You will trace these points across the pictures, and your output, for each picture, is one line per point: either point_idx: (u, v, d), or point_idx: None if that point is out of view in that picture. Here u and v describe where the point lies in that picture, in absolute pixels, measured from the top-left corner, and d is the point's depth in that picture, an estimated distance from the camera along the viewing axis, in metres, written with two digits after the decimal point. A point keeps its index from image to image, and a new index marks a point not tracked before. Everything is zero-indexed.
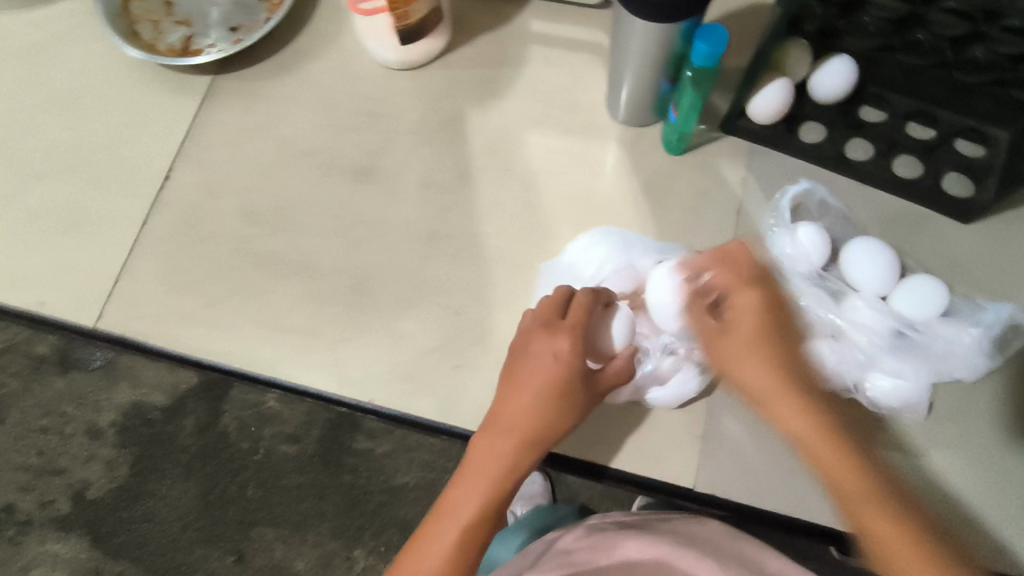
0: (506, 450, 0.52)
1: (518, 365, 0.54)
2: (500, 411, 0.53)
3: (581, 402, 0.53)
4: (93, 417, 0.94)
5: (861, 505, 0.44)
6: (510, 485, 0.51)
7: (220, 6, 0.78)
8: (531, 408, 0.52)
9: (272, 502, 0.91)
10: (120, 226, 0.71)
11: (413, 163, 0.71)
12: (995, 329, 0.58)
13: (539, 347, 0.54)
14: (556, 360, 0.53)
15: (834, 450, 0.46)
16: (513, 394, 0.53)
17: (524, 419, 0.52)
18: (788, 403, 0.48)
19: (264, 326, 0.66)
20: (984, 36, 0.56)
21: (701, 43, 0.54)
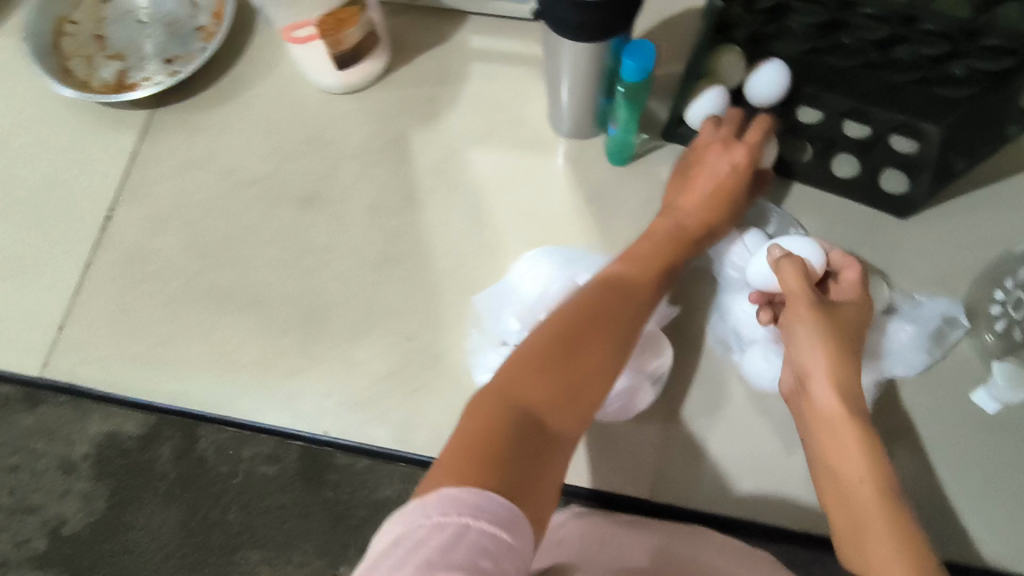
0: (680, 236, 0.59)
1: (695, 172, 0.62)
2: (683, 207, 0.61)
3: (739, 210, 0.62)
4: (67, 452, 0.79)
5: (876, 538, 0.45)
6: (679, 256, 0.59)
7: (155, 37, 0.77)
8: (706, 206, 0.60)
9: (255, 525, 0.75)
10: (62, 270, 0.69)
11: (359, 188, 0.71)
12: (932, 323, 0.60)
13: (731, 155, 0.61)
14: (730, 169, 0.61)
15: (865, 482, 0.48)
16: (692, 194, 0.61)
17: (700, 216, 0.60)
18: (841, 429, 0.51)
19: (216, 363, 0.65)
20: (906, 38, 0.56)
21: (629, 59, 0.54)
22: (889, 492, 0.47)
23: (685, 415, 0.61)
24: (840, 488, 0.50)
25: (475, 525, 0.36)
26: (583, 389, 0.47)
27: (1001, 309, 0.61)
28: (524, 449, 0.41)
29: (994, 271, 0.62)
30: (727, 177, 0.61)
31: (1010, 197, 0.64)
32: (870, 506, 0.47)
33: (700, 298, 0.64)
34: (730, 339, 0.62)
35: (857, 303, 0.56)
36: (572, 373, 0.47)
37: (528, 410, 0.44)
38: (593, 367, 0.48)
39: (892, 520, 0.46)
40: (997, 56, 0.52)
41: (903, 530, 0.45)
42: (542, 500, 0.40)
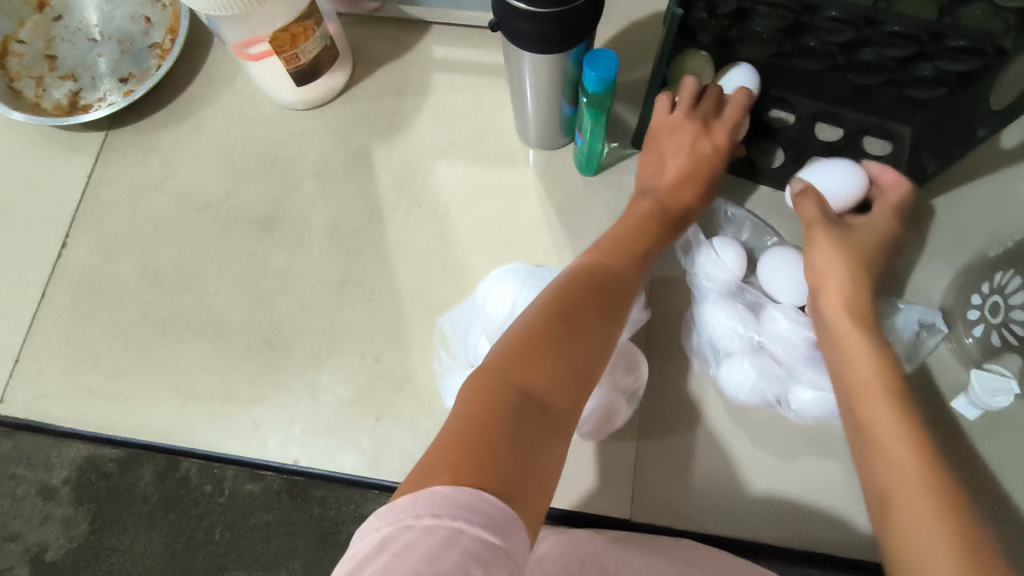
0: (655, 222, 0.59)
1: (671, 153, 0.62)
2: (662, 189, 0.62)
3: (715, 186, 0.63)
4: (45, 477, 0.65)
5: (899, 476, 0.42)
6: (656, 240, 0.58)
7: (107, 55, 0.74)
8: (683, 187, 0.62)
9: (242, 545, 0.63)
10: (14, 301, 0.67)
11: (320, 206, 0.69)
12: (906, 332, 0.58)
13: (707, 136, 0.61)
14: (704, 153, 0.61)
15: (878, 391, 0.47)
16: (669, 174, 0.62)
17: (678, 198, 0.61)
18: (866, 364, 0.48)
19: (176, 393, 0.63)
20: (870, 40, 0.54)
21: (590, 69, 0.53)
22: (900, 400, 0.46)
23: (661, 430, 0.60)
24: (865, 423, 0.46)
25: (469, 530, 0.31)
26: (579, 368, 0.43)
27: (979, 314, 0.59)
28: (525, 434, 0.37)
29: (969, 276, 0.61)
30: (703, 158, 0.61)
31: (983, 199, 0.64)
32: (882, 410, 0.45)
33: (672, 311, 0.63)
34: (706, 351, 0.60)
35: (878, 225, 0.58)
36: (568, 353, 0.43)
37: (527, 393, 0.40)
38: (583, 345, 0.45)
39: (903, 427, 0.44)
40: (963, 56, 0.51)
41: (914, 437, 0.43)
42: (541, 492, 0.36)
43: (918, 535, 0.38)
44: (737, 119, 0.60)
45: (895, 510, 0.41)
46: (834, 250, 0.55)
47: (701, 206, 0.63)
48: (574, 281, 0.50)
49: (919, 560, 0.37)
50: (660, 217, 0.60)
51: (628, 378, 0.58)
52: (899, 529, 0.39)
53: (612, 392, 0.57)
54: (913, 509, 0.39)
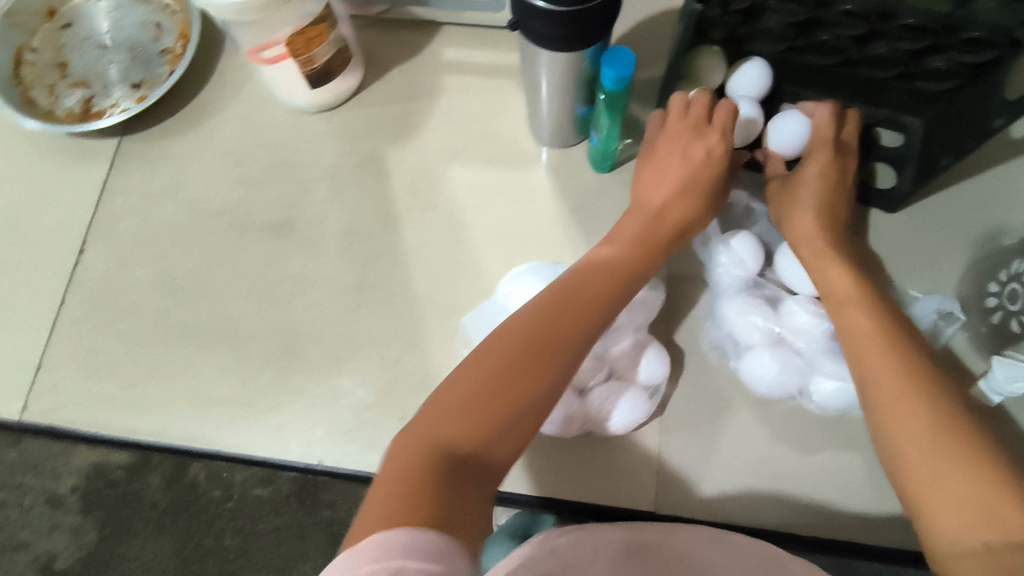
0: (648, 241, 0.56)
1: (665, 163, 0.59)
2: (654, 205, 0.58)
3: (712, 205, 0.59)
4: (52, 486, 0.70)
5: (900, 405, 0.44)
6: (644, 265, 0.55)
7: (118, 62, 0.74)
8: (677, 203, 0.58)
9: (250, 548, 0.68)
10: (32, 311, 0.67)
11: (335, 210, 0.69)
12: (926, 322, 0.59)
13: (707, 142, 0.58)
14: (699, 163, 0.58)
15: (876, 336, 0.48)
16: (660, 190, 0.58)
17: (672, 216, 0.57)
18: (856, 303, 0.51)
19: (197, 399, 0.63)
20: (882, 33, 0.57)
21: (608, 66, 0.53)
22: (896, 340, 0.47)
23: (682, 423, 0.60)
24: (858, 355, 0.48)
25: (409, 566, 0.32)
26: (529, 408, 0.43)
27: (997, 302, 0.60)
28: (458, 492, 0.38)
29: (984, 265, 0.62)
30: (699, 168, 0.58)
31: (995, 189, 0.64)
32: (879, 353, 0.47)
33: (692, 305, 0.63)
34: (725, 345, 0.61)
35: (820, 161, 0.59)
36: (517, 392, 0.43)
37: (458, 451, 0.40)
38: (540, 379, 0.44)
39: (901, 366, 0.45)
40: (976, 47, 0.55)
41: (913, 375, 0.45)
42: (474, 532, 0.37)
43: (932, 469, 0.41)
44: (727, 124, 0.58)
45: (900, 442, 0.43)
46: (781, 210, 0.60)
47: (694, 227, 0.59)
48: (539, 311, 0.47)
49: (938, 493, 0.40)
50: (653, 239, 0.56)
51: (652, 369, 0.59)
52: (908, 467, 0.42)
53: (587, 396, 0.58)
54: (919, 447, 0.42)
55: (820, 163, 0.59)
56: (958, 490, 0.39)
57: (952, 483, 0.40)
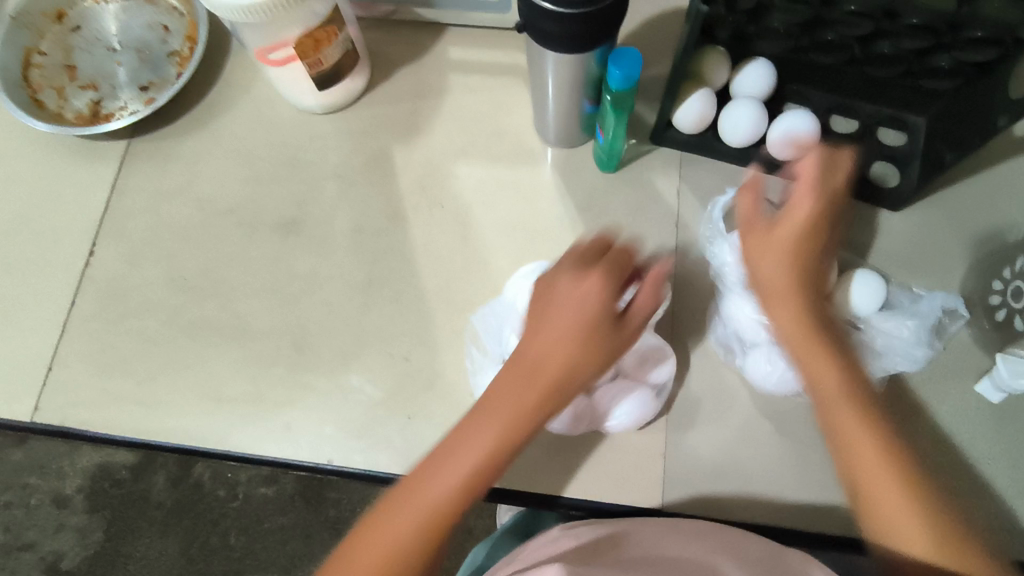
0: (520, 409, 0.48)
1: (543, 310, 0.50)
2: (533, 358, 0.49)
3: (604, 353, 0.49)
4: None
5: (851, 426, 0.51)
6: (516, 442, 0.48)
7: (126, 64, 0.75)
8: (558, 354, 0.49)
9: None
10: (43, 310, 0.67)
11: (343, 209, 0.70)
12: (931, 318, 0.59)
13: (583, 283, 0.49)
14: (573, 318, 0.49)
15: (824, 356, 0.53)
16: (536, 339, 0.49)
17: (553, 370, 0.48)
18: (785, 301, 0.55)
19: (207, 398, 0.64)
20: (887, 33, 0.56)
21: (615, 67, 0.54)
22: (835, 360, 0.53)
23: (690, 420, 0.60)
24: (807, 371, 0.53)
25: None
26: (431, 547, 0.47)
27: (1001, 299, 0.61)
28: None
29: (988, 262, 0.62)
30: (582, 311, 0.49)
31: (998, 187, 0.65)
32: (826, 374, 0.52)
33: (699, 303, 0.64)
34: (731, 342, 0.61)
35: (801, 207, 0.55)
36: (413, 543, 0.47)
37: None
38: (444, 520, 0.47)
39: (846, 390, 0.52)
40: (980, 47, 0.53)
41: (856, 398, 0.51)
42: None
43: (877, 481, 0.49)
44: (609, 264, 0.50)
45: (854, 464, 0.50)
46: (752, 259, 0.56)
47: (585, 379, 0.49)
48: (440, 457, 0.49)
49: (884, 500, 0.49)
50: (528, 409, 0.48)
51: (657, 367, 0.59)
52: (866, 485, 0.49)
53: (595, 395, 0.58)
54: (870, 461, 0.50)
55: (797, 213, 0.55)
56: (900, 504, 0.48)
57: (894, 498, 0.48)
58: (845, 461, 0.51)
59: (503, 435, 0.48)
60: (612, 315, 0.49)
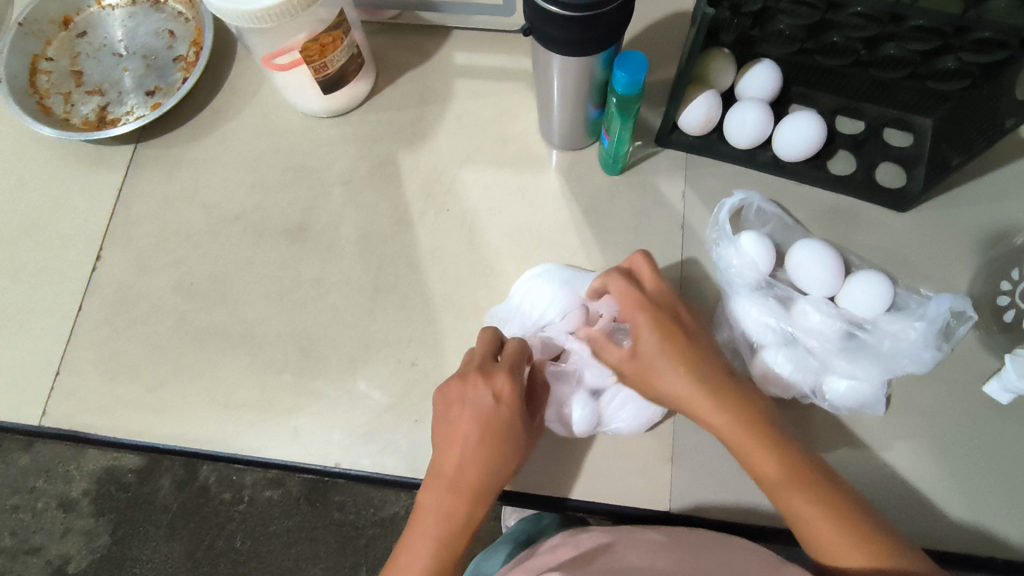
0: (454, 513, 0.51)
1: (455, 418, 0.53)
2: (452, 463, 0.52)
3: (520, 448, 0.53)
4: None
5: (755, 455, 0.49)
6: (461, 541, 0.51)
7: (133, 70, 0.75)
8: (476, 458, 0.51)
9: None
10: (51, 316, 0.68)
11: (349, 215, 0.70)
12: (941, 321, 0.58)
13: (490, 388, 0.53)
14: (481, 423, 0.52)
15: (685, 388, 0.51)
16: (454, 445, 0.52)
17: (473, 472, 0.51)
18: (671, 367, 0.52)
19: (215, 402, 0.64)
20: (893, 35, 0.55)
21: (620, 70, 0.54)
22: (716, 386, 0.51)
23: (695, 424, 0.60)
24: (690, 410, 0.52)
25: None
26: None
27: (1010, 300, 0.60)
28: None
29: (996, 263, 0.62)
30: (491, 415, 0.52)
31: (1006, 188, 0.65)
32: (709, 409, 0.51)
33: (706, 305, 0.64)
34: (739, 345, 0.61)
35: (657, 290, 0.55)
36: None
37: None
38: None
39: (740, 420, 0.50)
40: (986, 48, 0.52)
41: (754, 427, 0.50)
42: None
43: (825, 538, 0.47)
44: (513, 362, 0.54)
45: (780, 498, 0.49)
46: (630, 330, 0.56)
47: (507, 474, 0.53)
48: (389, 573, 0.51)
49: (837, 554, 0.46)
50: (459, 509, 0.51)
51: None
52: (796, 519, 0.48)
53: (597, 399, 0.58)
54: (810, 516, 0.47)
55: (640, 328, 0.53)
56: (833, 531, 0.47)
57: (824, 527, 0.47)
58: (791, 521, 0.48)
59: (447, 540, 0.50)
60: (522, 416, 0.53)
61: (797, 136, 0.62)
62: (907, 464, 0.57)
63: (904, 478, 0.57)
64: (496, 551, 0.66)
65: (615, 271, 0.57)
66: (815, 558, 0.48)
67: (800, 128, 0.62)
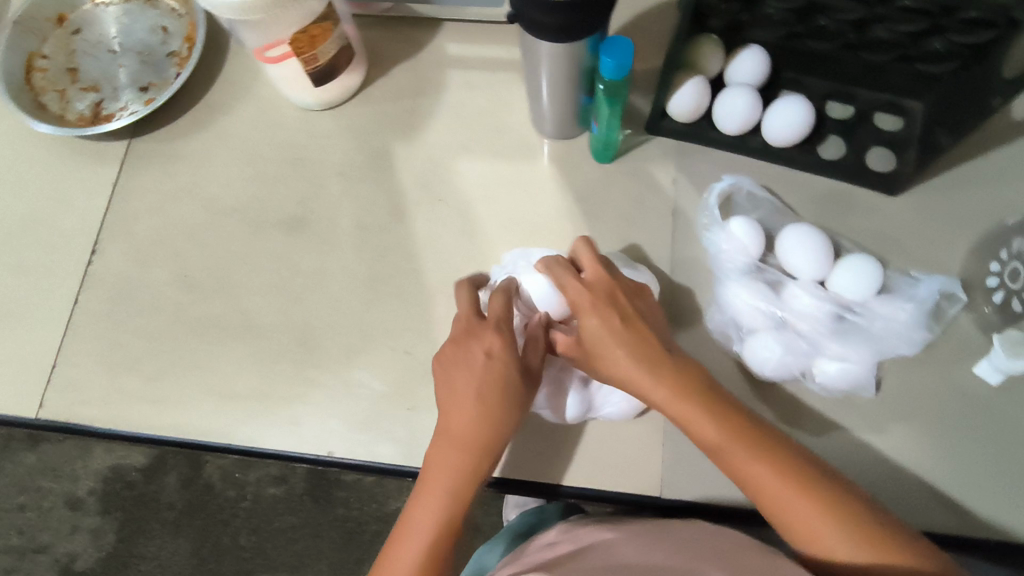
0: (460, 466, 0.51)
1: (453, 380, 0.53)
2: (454, 424, 0.52)
3: (522, 402, 0.53)
4: None
5: (700, 427, 0.49)
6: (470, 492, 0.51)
7: (128, 66, 0.76)
8: (476, 413, 0.51)
9: None
10: (50, 310, 0.68)
11: (344, 206, 0.70)
12: (929, 302, 0.59)
13: (483, 347, 0.53)
14: (481, 377, 0.52)
15: (626, 366, 0.51)
16: (456, 407, 0.52)
17: (478, 428, 0.51)
18: (614, 348, 0.51)
19: (213, 394, 0.64)
20: (881, 18, 0.55)
21: (607, 56, 0.54)
22: (659, 362, 0.51)
23: None
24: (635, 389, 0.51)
25: None
26: None
27: (998, 281, 0.60)
28: None
29: (987, 245, 0.62)
30: (489, 372, 0.52)
31: (998, 170, 0.64)
32: (651, 386, 0.50)
33: (698, 291, 0.64)
34: (729, 330, 0.61)
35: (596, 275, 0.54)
36: None
37: None
38: None
39: (684, 394, 0.50)
40: (976, 28, 0.52)
41: (699, 399, 0.50)
42: None
43: (777, 497, 0.46)
44: (500, 319, 0.54)
45: (737, 469, 0.48)
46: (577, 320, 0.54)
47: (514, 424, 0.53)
48: (399, 529, 0.51)
49: (793, 516, 0.46)
50: (466, 462, 0.51)
51: None
52: (757, 489, 0.47)
53: (590, 387, 0.58)
54: (766, 485, 0.47)
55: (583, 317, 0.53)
56: (792, 497, 0.46)
57: (785, 494, 0.46)
58: (745, 488, 0.48)
59: (456, 491, 0.51)
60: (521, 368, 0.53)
61: (789, 120, 0.62)
62: (898, 446, 0.57)
63: (896, 461, 0.57)
64: (497, 544, 0.67)
65: (556, 260, 0.56)
66: (782, 529, 0.47)
67: (792, 112, 0.62)
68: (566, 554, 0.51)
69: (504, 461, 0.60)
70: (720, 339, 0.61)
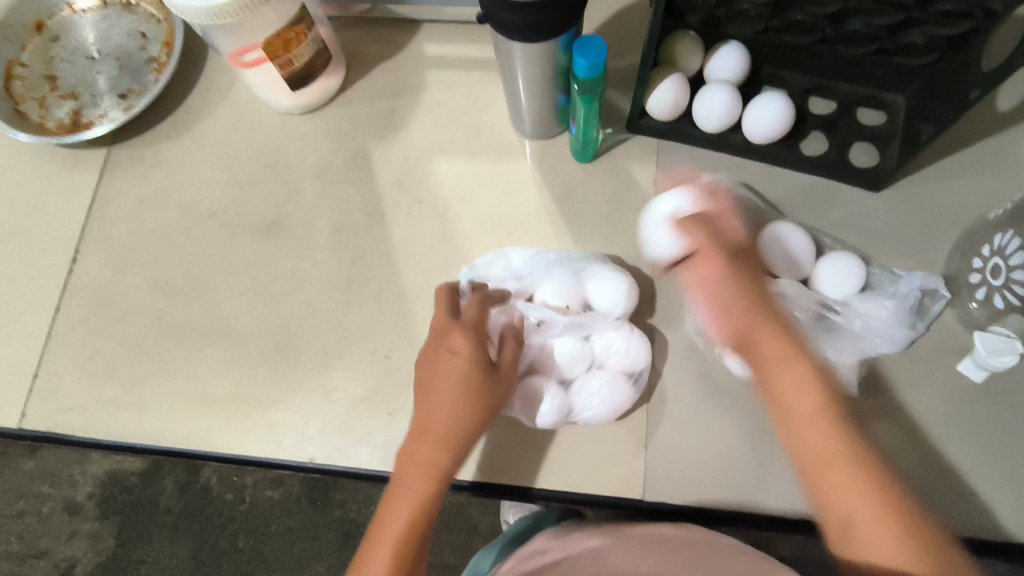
0: (428, 460, 0.51)
1: (424, 377, 0.54)
2: (422, 419, 0.52)
3: (489, 397, 0.53)
4: None
5: (804, 395, 0.45)
6: (438, 488, 0.51)
7: (106, 73, 0.76)
8: (444, 407, 0.52)
9: None
10: (32, 318, 0.68)
11: (322, 209, 0.70)
12: (911, 299, 0.59)
13: (451, 346, 0.54)
14: (449, 371, 0.53)
15: (748, 313, 0.48)
16: (422, 402, 0.53)
17: (445, 423, 0.51)
18: (742, 297, 0.49)
19: (193, 400, 0.64)
20: (857, 10, 0.54)
21: (580, 56, 0.53)
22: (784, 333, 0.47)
23: (667, 411, 0.60)
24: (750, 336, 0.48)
25: None
26: None
27: (981, 277, 0.59)
28: None
29: (971, 239, 0.61)
30: (455, 366, 0.53)
31: (980, 164, 0.64)
32: (772, 341, 0.47)
33: (679, 291, 0.64)
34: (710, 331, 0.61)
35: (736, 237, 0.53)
36: None
37: None
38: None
39: (799, 363, 0.46)
40: (952, 20, 0.51)
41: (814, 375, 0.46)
42: None
43: (852, 503, 0.42)
44: (469, 317, 0.55)
45: (825, 455, 0.44)
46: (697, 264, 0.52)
47: (483, 422, 0.53)
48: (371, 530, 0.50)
49: (857, 525, 0.42)
50: (433, 456, 0.51)
51: (631, 357, 0.58)
52: (832, 486, 0.43)
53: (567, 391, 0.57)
54: (846, 489, 0.43)
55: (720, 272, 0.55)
56: (869, 507, 0.42)
57: (862, 502, 0.42)
58: (819, 478, 0.44)
59: (425, 487, 0.50)
60: (488, 366, 0.53)
61: (765, 116, 0.61)
62: None
63: None
64: (489, 550, 0.66)
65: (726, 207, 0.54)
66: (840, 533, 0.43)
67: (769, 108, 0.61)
68: (556, 566, 0.50)
69: (482, 464, 0.59)
70: (702, 343, 0.61)
